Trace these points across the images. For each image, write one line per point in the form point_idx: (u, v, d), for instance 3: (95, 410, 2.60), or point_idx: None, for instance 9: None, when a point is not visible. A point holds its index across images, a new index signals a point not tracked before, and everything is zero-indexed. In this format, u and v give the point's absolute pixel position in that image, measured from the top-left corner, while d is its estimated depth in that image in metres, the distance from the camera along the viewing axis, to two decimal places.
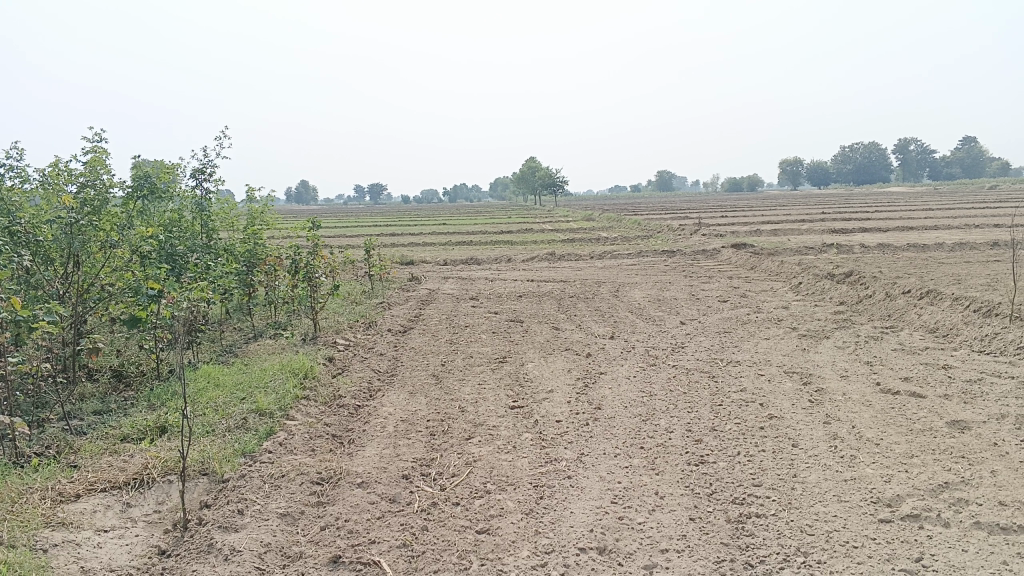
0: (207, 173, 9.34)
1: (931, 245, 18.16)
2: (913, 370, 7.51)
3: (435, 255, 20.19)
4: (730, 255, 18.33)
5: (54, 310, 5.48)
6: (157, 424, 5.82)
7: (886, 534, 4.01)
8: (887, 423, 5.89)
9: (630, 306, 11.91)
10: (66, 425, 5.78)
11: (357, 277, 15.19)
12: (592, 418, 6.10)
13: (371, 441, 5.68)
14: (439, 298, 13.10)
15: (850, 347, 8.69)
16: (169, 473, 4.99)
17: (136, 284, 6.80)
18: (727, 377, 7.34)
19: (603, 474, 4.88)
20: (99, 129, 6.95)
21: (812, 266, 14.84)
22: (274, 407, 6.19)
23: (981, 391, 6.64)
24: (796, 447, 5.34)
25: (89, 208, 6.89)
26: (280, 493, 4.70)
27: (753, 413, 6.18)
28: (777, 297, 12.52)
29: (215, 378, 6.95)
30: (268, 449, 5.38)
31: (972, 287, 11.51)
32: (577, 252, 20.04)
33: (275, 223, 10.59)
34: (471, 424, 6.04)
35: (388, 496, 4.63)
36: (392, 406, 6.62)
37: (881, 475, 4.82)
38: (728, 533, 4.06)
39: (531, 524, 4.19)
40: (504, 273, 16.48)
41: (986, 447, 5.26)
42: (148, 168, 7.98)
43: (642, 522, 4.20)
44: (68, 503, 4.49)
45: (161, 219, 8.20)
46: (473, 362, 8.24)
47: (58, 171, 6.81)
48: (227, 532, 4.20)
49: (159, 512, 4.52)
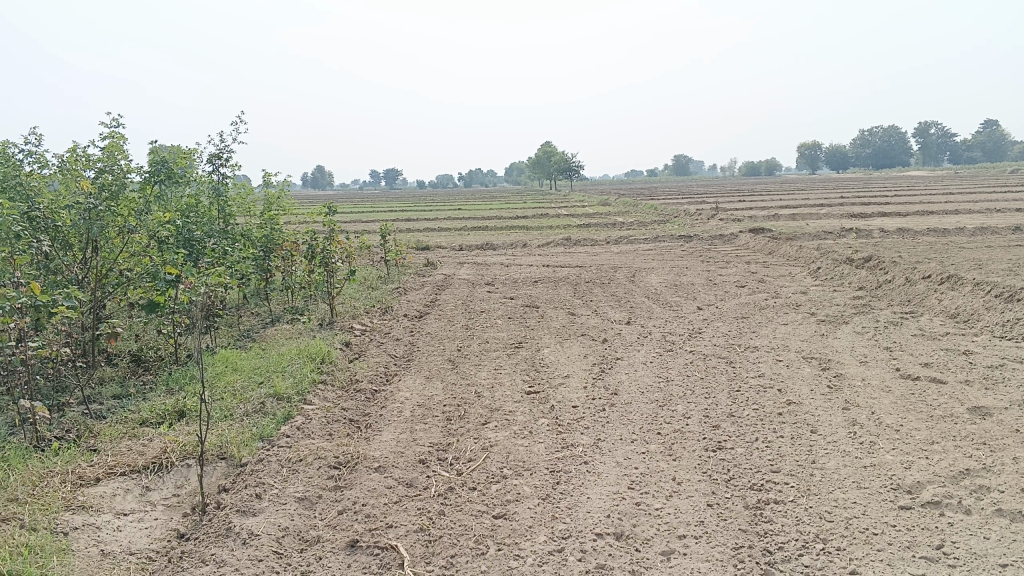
0: (224, 159, 9.35)
1: (952, 229, 17.96)
2: (932, 355, 7.44)
3: (451, 241, 20.19)
4: (747, 240, 18.20)
5: (73, 295, 5.52)
6: (176, 408, 5.86)
7: (906, 521, 3.98)
8: (907, 408, 5.83)
9: (647, 291, 11.86)
10: (86, 409, 5.83)
11: (373, 262, 15.22)
12: (609, 403, 6.08)
13: (388, 426, 5.69)
14: (455, 283, 13.10)
15: (870, 332, 8.62)
16: (187, 458, 5.02)
17: (154, 269, 6.84)
18: (745, 362, 7.30)
19: (619, 460, 4.87)
20: (116, 114, 6.96)
21: (831, 251, 14.71)
22: (292, 392, 6.21)
23: (1003, 377, 6.56)
24: (815, 433, 5.30)
25: (107, 193, 6.91)
26: (298, 477, 4.72)
27: (771, 398, 6.14)
28: (795, 282, 12.44)
29: (233, 363, 6.99)
30: (286, 434, 5.40)
31: (994, 272, 11.38)
32: (593, 237, 19.98)
33: (292, 209, 10.60)
34: (487, 409, 6.04)
35: (405, 481, 4.64)
36: (408, 391, 6.63)
37: (901, 461, 4.77)
38: (746, 519, 4.04)
39: (548, 509, 4.18)
40: (520, 259, 16.45)
41: (1008, 433, 5.20)
42: (166, 153, 7.99)
43: (659, 508, 4.18)
44: (88, 487, 4.53)
45: (179, 204, 8.24)
46: (490, 347, 8.24)
47: (76, 156, 6.83)
48: (246, 516, 4.22)
49: (178, 495, 4.55)
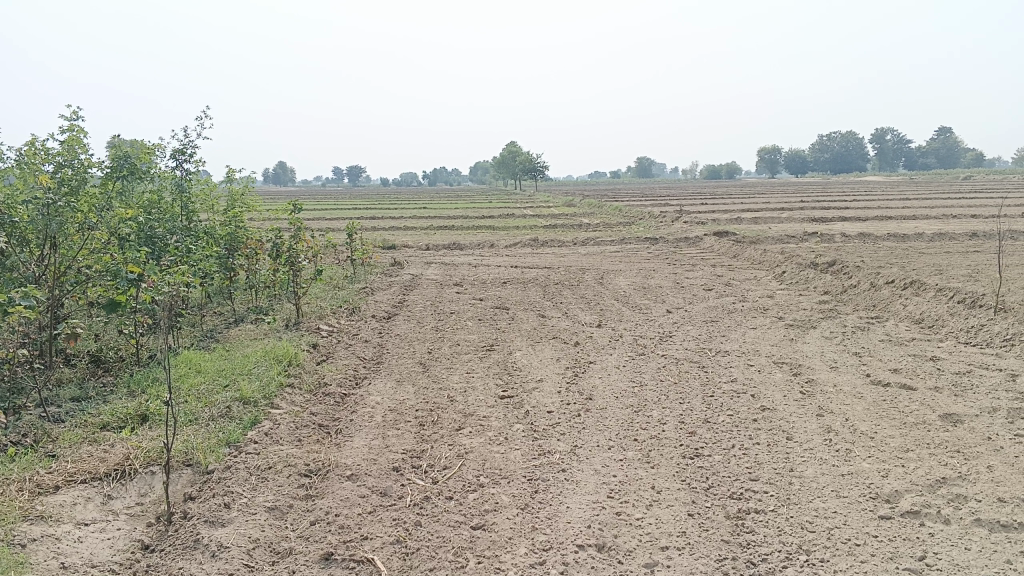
0: (188, 154, 9.12)
1: (911, 235, 18.24)
2: (901, 361, 7.49)
3: (417, 240, 20.01)
4: (712, 243, 18.30)
5: (30, 294, 5.31)
6: (138, 412, 5.66)
7: (887, 531, 3.96)
8: (881, 415, 5.84)
9: (616, 293, 11.85)
10: (43, 413, 5.62)
11: (339, 261, 15.02)
12: (584, 408, 6.02)
13: (359, 432, 5.55)
14: (422, 283, 12.95)
15: (838, 337, 8.68)
16: (151, 464, 4.84)
17: (115, 267, 6.61)
18: (717, 367, 7.29)
19: (598, 467, 4.80)
20: (78, 108, 6.72)
21: (795, 255, 14.85)
22: (259, 396, 6.04)
23: (972, 383, 6.63)
24: (791, 440, 5.29)
25: (67, 188, 6.67)
26: (267, 485, 4.57)
27: (746, 404, 6.11)
28: (762, 286, 12.50)
29: (197, 365, 6.79)
30: (254, 439, 5.24)
31: (955, 278, 11.55)
32: (560, 238, 19.94)
33: (256, 206, 10.38)
34: (461, 415, 5.93)
35: (379, 490, 4.52)
36: (379, 395, 6.49)
37: (878, 469, 4.77)
38: (728, 530, 3.99)
39: (527, 519, 4.10)
40: (488, 259, 16.35)
41: (980, 441, 5.23)
42: (128, 148, 7.77)
43: (640, 518, 4.12)
44: (47, 495, 4.33)
45: (140, 200, 8.02)
46: (460, 350, 8.13)
47: (35, 149, 6.58)
48: (214, 527, 4.07)
49: (142, 504, 4.38)
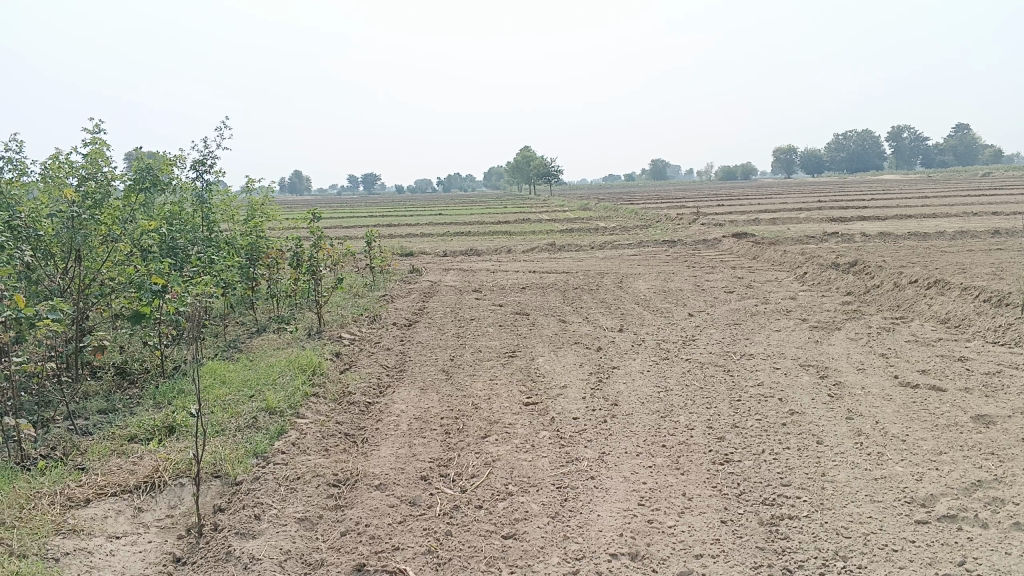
0: (208, 165, 9.17)
1: (933, 234, 18.06)
2: (929, 362, 7.40)
3: (434, 246, 20.04)
4: (731, 245, 18.21)
5: (58, 308, 5.34)
6: (165, 424, 5.67)
7: (924, 537, 3.90)
8: (911, 418, 5.77)
9: (636, 297, 11.79)
10: (71, 426, 5.64)
11: (358, 268, 15.05)
12: (610, 414, 5.98)
13: (385, 441, 5.54)
14: (441, 290, 12.95)
15: (863, 339, 8.59)
16: (180, 476, 4.84)
17: (139, 279, 6.65)
18: (743, 371, 7.22)
19: (627, 475, 4.76)
20: (100, 120, 6.77)
21: (816, 256, 14.74)
22: (284, 406, 6.04)
23: (1003, 384, 6.53)
24: (821, 444, 5.23)
25: (91, 200, 6.71)
26: (297, 496, 4.57)
27: (774, 408, 6.05)
28: (783, 288, 12.40)
29: (221, 375, 6.80)
30: (281, 450, 5.24)
31: (979, 276, 11.40)
32: (577, 243, 19.89)
33: (276, 215, 10.41)
34: (486, 422, 5.91)
35: (408, 499, 4.51)
36: (404, 403, 6.48)
37: (912, 473, 4.70)
38: (762, 536, 3.95)
39: (558, 528, 4.08)
40: (506, 265, 16.34)
41: (1015, 443, 5.15)
42: (150, 160, 7.82)
43: (672, 526, 4.08)
44: (78, 509, 4.34)
45: (162, 211, 8.07)
46: (482, 356, 8.10)
47: (59, 162, 6.63)
48: (245, 538, 4.07)
49: (172, 516, 4.39)
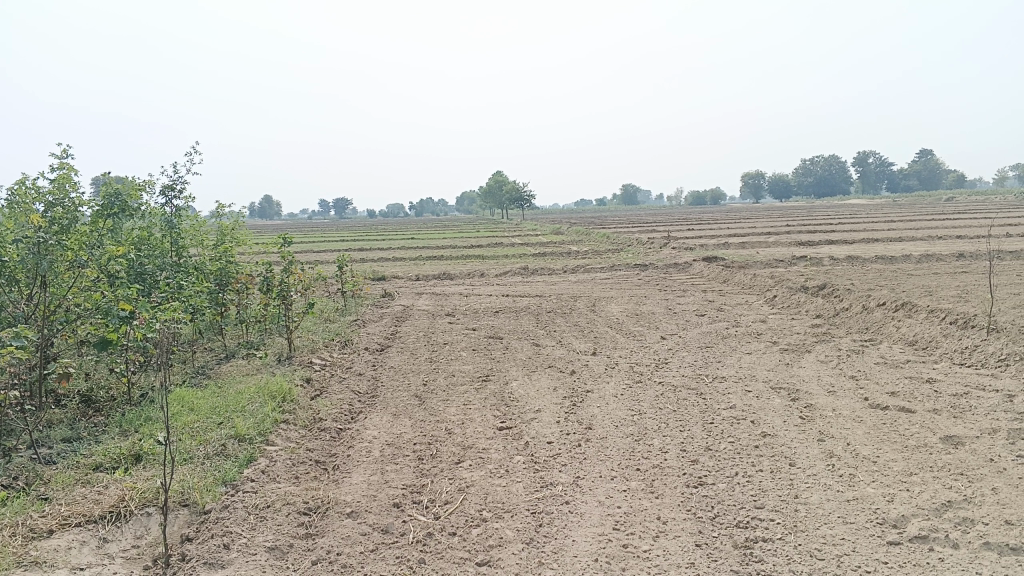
0: (178, 190, 9.08)
1: (899, 257, 18.35)
2: (898, 384, 7.47)
3: (407, 271, 19.99)
4: (702, 268, 18.36)
5: (22, 334, 5.23)
6: (132, 452, 5.56)
7: (896, 558, 3.92)
8: (882, 439, 5.81)
9: (609, 321, 11.82)
10: (34, 455, 5.52)
11: (329, 293, 14.95)
12: (584, 438, 5.96)
13: (357, 467, 5.48)
14: (414, 314, 12.91)
15: (833, 361, 8.67)
16: (147, 505, 4.74)
17: (106, 306, 6.54)
18: (715, 394, 7.25)
19: (601, 499, 4.74)
20: (68, 146, 6.67)
21: (785, 279, 14.91)
22: (254, 433, 5.95)
23: (970, 405, 6.61)
24: (794, 467, 5.25)
25: (58, 227, 6.60)
26: (267, 525, 4.49)
27: (746, 431, 6.07)
28: (753, 311, 12.51)
29: (190, 402, 6.69)
30: (250, 478, 5.16)
31: (945, 299, 11.59)
32: (550, 267, 19.94)
33: (247, 240, 10.32)
34: (460, 447, 5.86)
35: (380, 526, 4.45)
36: (376, 429, 6.41)
37: (884, 494, 4.73)
38: (736, 560, 3.94)
39: (532, 554, 4.05)
40: (479, 288, 16.34)
41: (983, 463, 5.21)
42: (118, 186, 7.73)
43: (647, 550, 4.06)
44: (41, 540, 4.23)
45: (130, 237, 7.97)
46: (455, 381, 8.06)
47: (25, 188, 6.51)
48: (213, 568, 3.99)
49: (138, 547, 4.30)
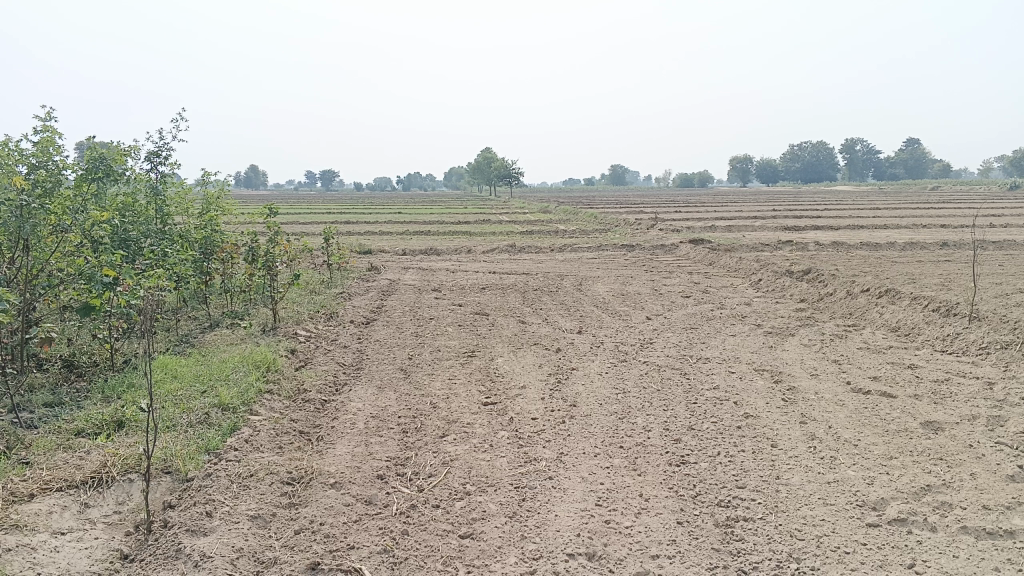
0: (163, 157, 8.98)
1: (884, 244, 18.46)
2: (880, 369, 7.54)
3: (393, 245, 19.89)
4: (688, 251, 18.40)
5: (4, 297, 5.16)
6: (114, 418, 5.53)
7: (875, 539, 3.97)
8: (863, 423, 5.87)
9: (595, 300, 11.83)
10: (15, 419, 5.47)
11: (315, 265, 14.88)
12: (568, 415, 5.98)
13: (341, 439, 5.47)
14: (400, 288, 12.88)
15: (817, 345, 8.73)
16: (129, 472, 4.72)
17: (89, 271, 6.46)
18: (699, 374, 7.29)
19: (585, 475, 4.76)
20: (52, 108, 6.57)
21: (771, 263, 14.97)
22: (237, 402, 5.93)
23: (951, 391, 6.68)
24: (776, 448, 5.29)
25: (41, 189, 6.50)
26: (249, 494, 4.48)
27: (729, 411, 6.11)
28: (739, 293, 12.56)
29: (173, 370, 6.66)
30: (234, 446, 5.14)
31: (928, 286, 11.68)
32: (537, 245, 19.90)
33: (232, 209, 10.22)
34: (444, 422, 5.87)
35: (364, 498, 4.46)
36: (360, 402, 6.41)
37: (864, 477, 4.78)
38: (717, 538, 3.98)
39: (515, 528, 4.07)
40: (466, 265, 16.30)
41: (962, 449, 5.27)
42: (103, 150, 7.64)
43: (629, 526, 4.09)
44: (22, 504, 4.21)
45: (114, 203, 7.89)
46: (440, 356, 8.05)
47: (8, 149, 6.43)
48: (196, 536, 3.98)
49: (120, 513, 4.28)
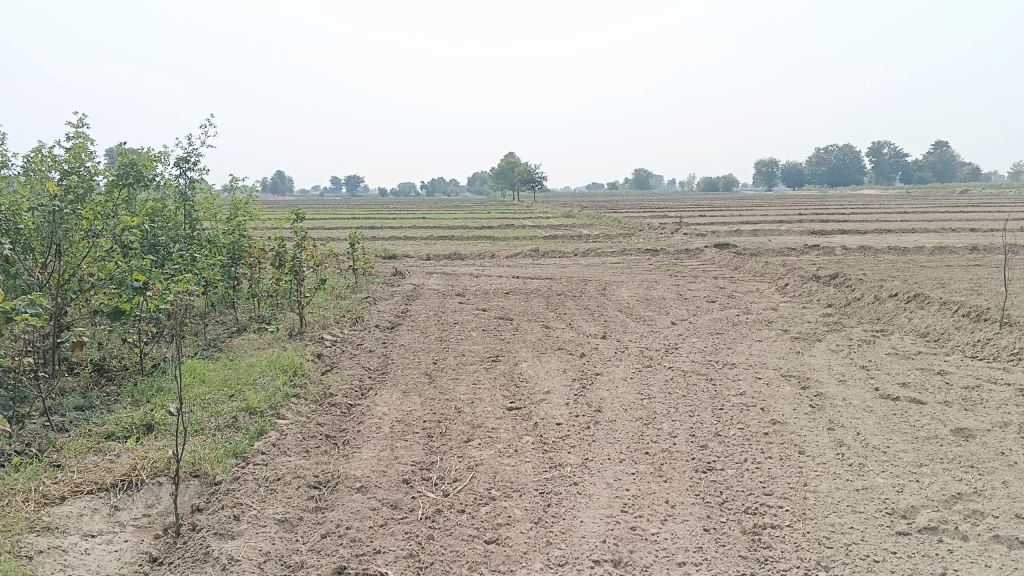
0: (192, 162, 9.08)
1: (912, 248, 18.24)
2: (909, 375, 7.44)
3: (418, 250, 19.96)
4: (713, 255, 18.30)
5: (37, 302, 5.23)
6: (143, 422, 5.59)
7: (905, 548, 3.92)
8: (892, 430, 5.80)
9: (619, 305, 11.80)
10: (47, 422, 5.55)
11: (340, 270, 14.98)
12: (593, 421, 5.97)
13: (367, 443, 5.50)
14: (425, 293, 12.92)
15: (844, 350, 8.65)
16: (158, 475, 4.77)
17: (120, 276, 6.54)
18: (725, 380, 7.24)
19: (610, 481, 4.74)
20: (85, 115, 6.67)
21: (797, 267, 14.86)
22: (264, 406, 5.98)
23: (981, 398, 6.58)
24: (804, 454, 5.25)
25: (72, 195, 6.60)
26: (276, 497, 4.52)
27: (755, 417, 6.07)
28: (764, 298, 12.46)
29: (201, 374, 6.72)
30: (261, 450, 5.18)
31: (958, 291, 11.53)
32: (561, 249, 19.89)
33: (259, 214, 10.30)
34: (469, 426, 5.88)
35: (389, 502, 4.47)
36: (386, 406, 6.44)
37: (893, 484, 4.73)
38: (744, 545, 3.95)
39: (541, 534, 4.06)
40: (490, 270, 16.33)
41: (994, 456, 5.19)
42: (134, 156, 7.74)
43: (655, 533, 4.07)
44: (54, 506, 4.27)
45: (143, 208, 7.99)
46: (465, 361, 8.06)
47: (41, 156, 6.53)
48: (223, 539, 4.01)
49: (149, 516, 4.33)
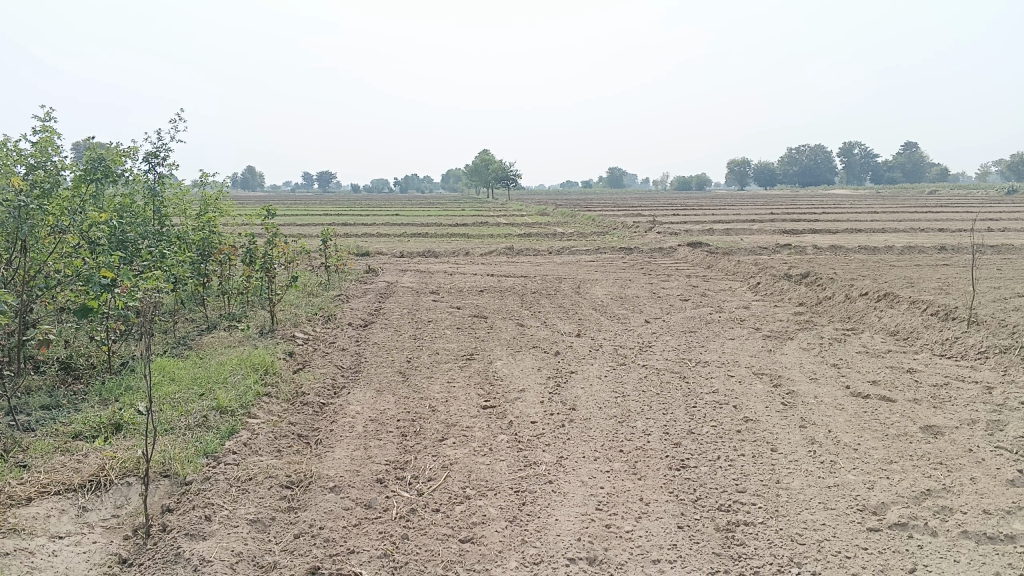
0: (161, 157, 8.96)
1: (882, 247, 18.47)
2: (879, 373, 7.53)
3: (391, 247, 19.87)
4: (686, 254, 18.40)
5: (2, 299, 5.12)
6: (112, 421, 5.50)
7: (876, 544, 3.96)
8: (862, 427, 5.86)
9: (593, 303, 11.82)
10: (13, 421, 5.45)
11: (313, 267, 14.87)
12: (567, 419, 5.96)
13: (340, 442, 5.46)
14: (399, 291, 12.86)
15: (816, 349, 8.73)
16: (127, 475, 4.69)
17: (87, 272, 6.42)
18: (698, 378, 7.28)
19: (585, 479, 4.75)
20: (52, 108, 6.55)
21: (768, 266, 14.99)
22: (236, 405, 5.91)
23: (950, 396, 6.67)
24: (776, 452, 5.28)
25: (39, 190, 6.47)
26: (248, 497, 4.47)
27: (728, 415, 6.10)
28: (737, 297, 12.54)
29: (171, 373, 6.63)
30: (232, 450, 5.12)
31: (926, 290, 11.69)
32: (535, 247, 19.89)
33: (230, 211, 10.19)
34: (443, 425, 5.85)
35: (363, 502, 4.44)
36: (359, 404, 6.40)
37: (864, 481, 4.78)
38: (718, 542, 3.97)
39: (516, 532, 4.05)
40: (464, 267, 16.30)
41: (962, 453, 5.26)
42: (102, 151, 7.63)
43: (630, 531, 4.08)
44: (20, 507, 4.19)
45: (111, 204, 7.88)
46: (439, 359, 8.03)
47: (7, 150, 6.40)
48: (194, 540, 3.96)
49: (118, 516, 4.26)
